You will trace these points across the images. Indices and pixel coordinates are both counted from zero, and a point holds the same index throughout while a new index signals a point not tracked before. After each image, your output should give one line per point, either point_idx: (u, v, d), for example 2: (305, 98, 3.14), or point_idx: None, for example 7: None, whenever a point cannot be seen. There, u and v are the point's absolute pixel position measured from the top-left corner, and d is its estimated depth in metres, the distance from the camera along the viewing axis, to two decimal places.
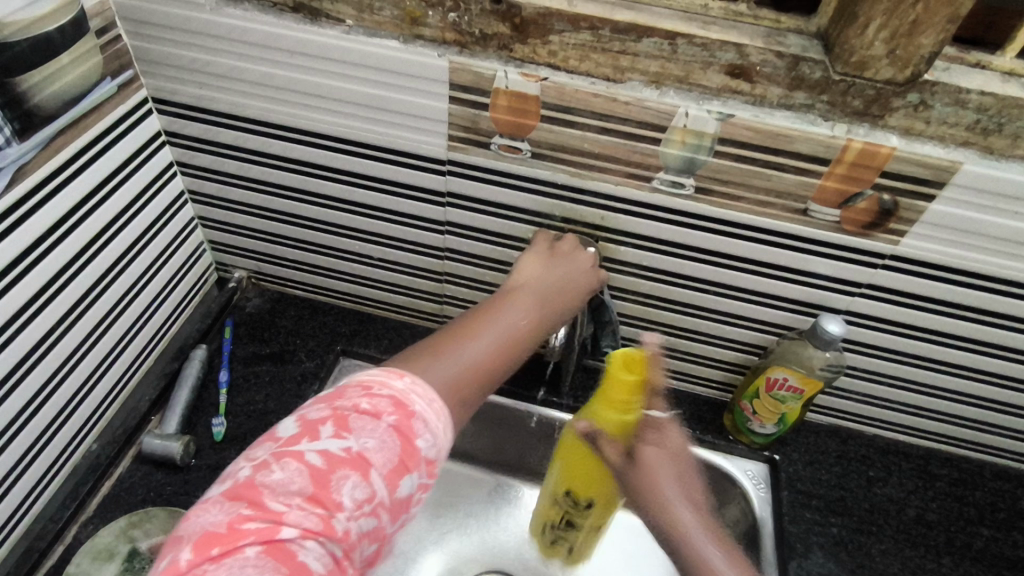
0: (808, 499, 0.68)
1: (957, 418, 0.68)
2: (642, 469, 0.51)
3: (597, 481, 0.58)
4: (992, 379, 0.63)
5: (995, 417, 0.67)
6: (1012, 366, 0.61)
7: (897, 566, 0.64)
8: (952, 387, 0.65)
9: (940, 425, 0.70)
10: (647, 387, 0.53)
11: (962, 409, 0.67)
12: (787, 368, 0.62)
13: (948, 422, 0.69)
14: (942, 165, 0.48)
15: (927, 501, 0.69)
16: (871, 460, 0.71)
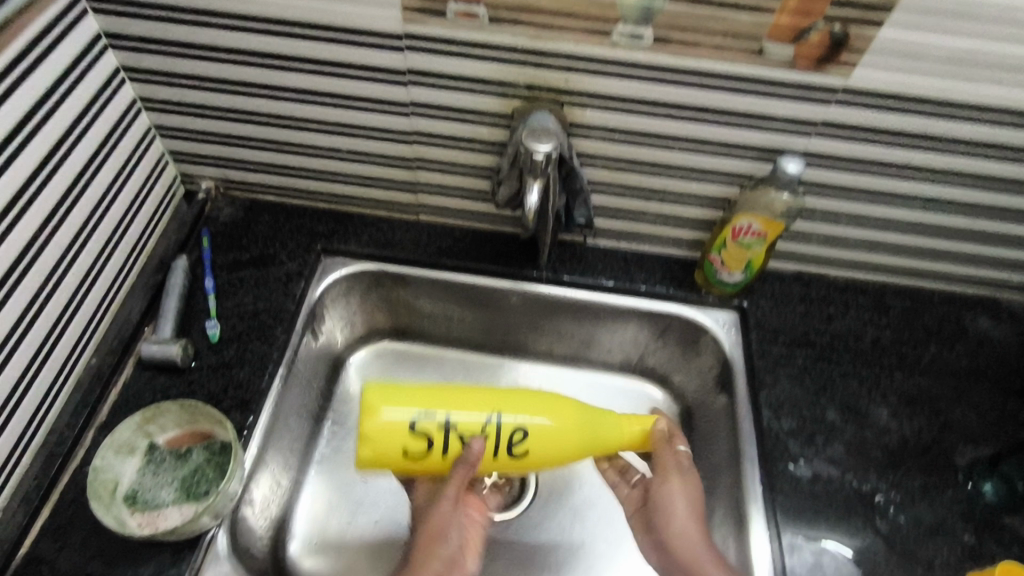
0: (775, 338, 0.73)
1: (908, 249, 0.73)
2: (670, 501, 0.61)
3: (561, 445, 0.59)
4: (940, 207, 0.67)
5: (943, 245, 0.72)
6: (959, 192, 0.65)
7: (856, 386, 0.70)
8: (904, 219, 0.69)
9: (893, 259, 0.75)
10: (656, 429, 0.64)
11: (913, 240, 0.72)
12: (752, 214, 0.65)
13: (901, 255, 0.74)
14: None
15: (881, 327, 0.75)
16: (831, 298, 0.77)
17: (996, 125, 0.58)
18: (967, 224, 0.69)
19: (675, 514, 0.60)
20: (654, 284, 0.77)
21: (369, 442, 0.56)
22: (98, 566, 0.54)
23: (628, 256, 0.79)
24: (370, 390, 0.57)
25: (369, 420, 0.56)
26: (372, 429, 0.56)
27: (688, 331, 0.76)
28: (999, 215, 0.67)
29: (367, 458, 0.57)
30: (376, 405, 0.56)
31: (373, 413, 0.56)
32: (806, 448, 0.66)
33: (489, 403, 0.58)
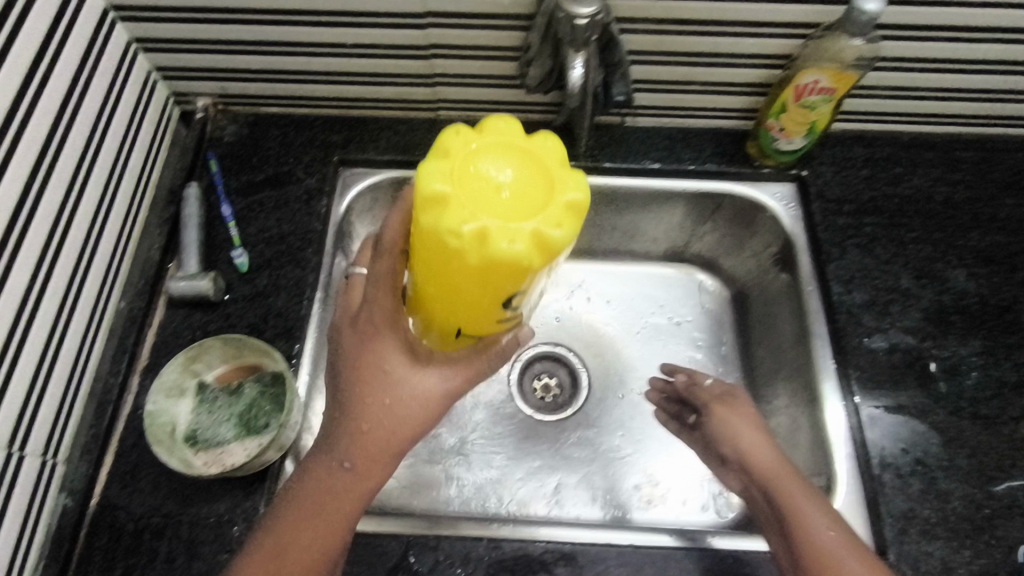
0: (839, 207, 0.68)
1: (986, 94, 0.66)
2: (728, 425, 0.59)
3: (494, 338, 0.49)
4: None
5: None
6: None
7: (929, 249, 0.66)
8: (987, 57, 0.61)
9: (968, 106, 0.68)
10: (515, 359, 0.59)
11: (993, 83, 0.64)
12: (819, 69, 0.58)
13: (978, 100, 0.67)
14: None
15: (954, 184, 0.69)
16: (897, 158, 0.71)
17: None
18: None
19: (740, 437, 0.58)
20: (703, 161, 0.71)
21: (508, 227, 0.33)
22: (173, 506, 0.53)
23: (671, 133, 0.72)
24: (549, 148, 0.36)
25: (515, 208, 0.34)
26: (487, 184, 0.35)
27: (741, 211, 0.72)
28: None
29: (468, 199, 0.34)
30: (535, 210, 0.34)
31: (541, 180, 0.35)
32: (881, 320, 0.62)
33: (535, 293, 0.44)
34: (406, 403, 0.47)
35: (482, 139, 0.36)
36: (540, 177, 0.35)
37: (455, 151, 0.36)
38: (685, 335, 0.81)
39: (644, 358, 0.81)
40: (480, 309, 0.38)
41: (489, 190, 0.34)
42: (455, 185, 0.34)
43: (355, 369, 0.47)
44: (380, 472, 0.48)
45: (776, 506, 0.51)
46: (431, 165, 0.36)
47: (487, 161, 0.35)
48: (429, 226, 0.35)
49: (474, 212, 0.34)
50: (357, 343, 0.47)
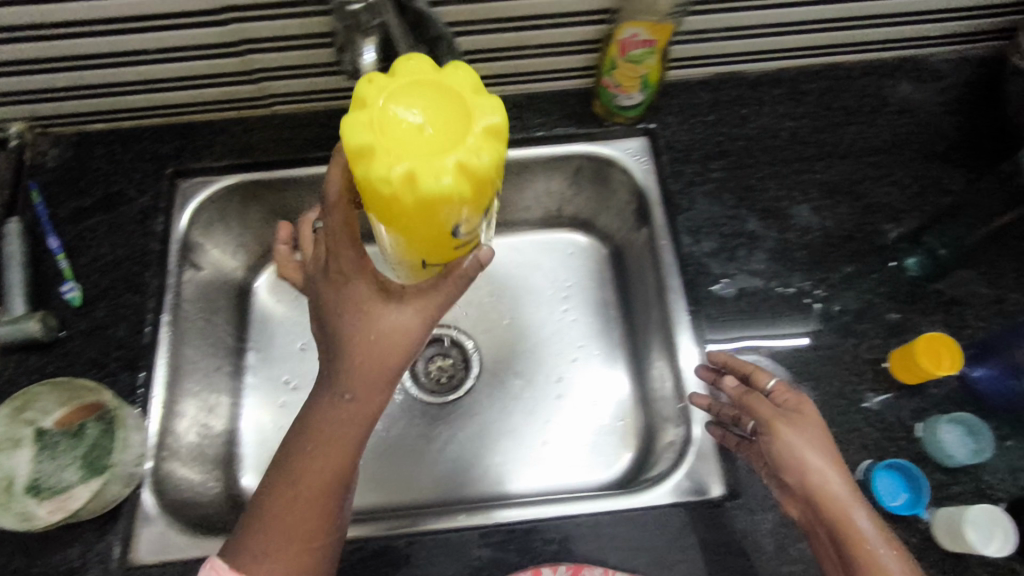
0: (687, 156, 0.68)
1: (818, 24, 0.65)
2: (792, 458, 0.48)
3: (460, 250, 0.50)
4: None
5: (855, 9, 0.64)
6: None
7: (775, 187, 0.66)
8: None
9: (804, 37, 0.67)
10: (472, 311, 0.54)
11: (821, 12, 0.64)
12: (637, 22, 0.57)
13: (814, 31, 0.66)
14: None
15: (798, 118, 0.69)
16: (744, 98, 0.70)
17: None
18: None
19: (810, 467, 0.47)
20: (551, 126, 0.69)
21: (433, 162, 0.37)
22: (20, 561, 0.52)
23: (518, 100, 0.70)
24: (457, 77, 0.39)
25: (434, 143, 0.37)
26: (404, 126, 0.38)
27: (601, 169, 0.71)
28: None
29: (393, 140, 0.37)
30: (455, 135, 0.38)
31: (455, 112, 0.38)
32: (729, 265, 0.63)
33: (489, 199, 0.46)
34: (385, 335, 0.45)
35: (391, 83, 0.39)
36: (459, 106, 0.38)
37: (374, 103, 0.38)
38: (570, 298, 0.82)
39: (532, 328, 0.81)
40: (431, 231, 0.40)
41: (412, 132, 0.37)
42: (375, 134, 0.37)
43: (339, 308, 0.47)
44: (382, 397, 0.47)
45: (849, 560, 0.44)
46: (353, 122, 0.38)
47: (399, 103, 0.38)
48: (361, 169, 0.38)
49: (400, 154, 0.37)
50: (325, 282, 0.48)
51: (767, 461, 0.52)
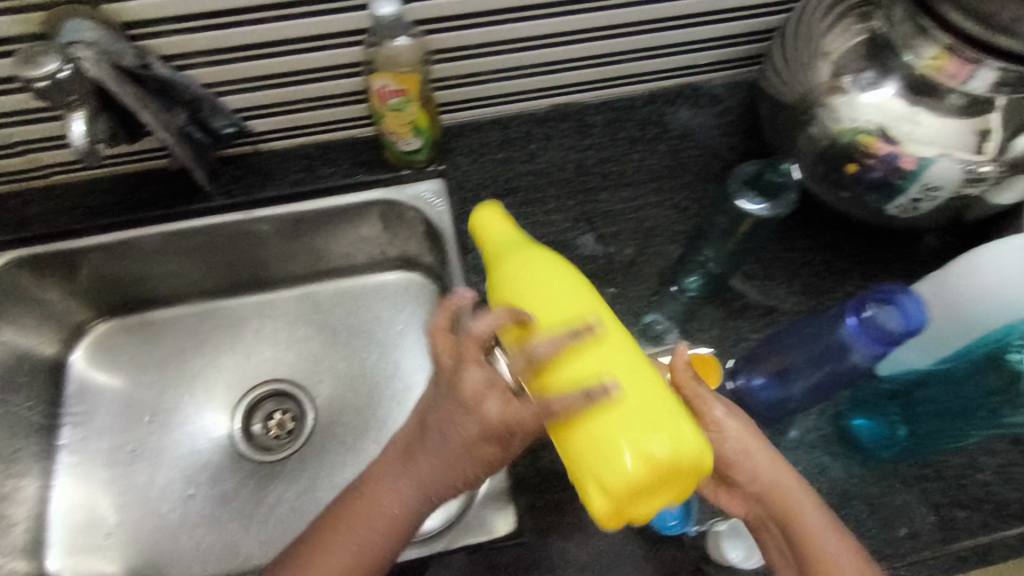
0: (475, 194, 0.69)
1: (593, 59, 0.66)
2: (743, 471, 0.48)
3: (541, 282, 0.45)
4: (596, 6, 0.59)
5: (627, 43, 0.65)
6: None
7: (561, 218, 0.68)
8: (563, 32, 0.61)
9: (583, 74, 0.69)
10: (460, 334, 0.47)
11: (592, 49, 0.65)
12: (383, 73, 0.57)
13: (586, 70, 0.68)
14: None
15: (584, 150, 0.72)
16: (533, 134, 0.72)
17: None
18: (632, 18, 0.62)
19: (761, 472, 0.48)
20: (340, 175, 0.70)
21: (642, 440, 0.35)
22: None
23: (310, 151, 0.70)
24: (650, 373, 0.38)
25: (560, 284, 0.43)
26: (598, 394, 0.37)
27: (390, 211, 0.71)
28: (659, 4, 0.61)
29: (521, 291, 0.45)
30: (632, 348, 0.40)
31: (627, 354, 0.39)
32: None
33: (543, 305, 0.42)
34: (453, 443, 0.46)
35: (592, 352, 0.39)
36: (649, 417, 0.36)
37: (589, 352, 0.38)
38: (406, 338, 0.84)
39: (366, 372, 0.82)
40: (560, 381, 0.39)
41: (617, 419, 0.36)
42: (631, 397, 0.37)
43: (436, 423, 0.46)
44: (451, 466, 0.47)
45: (807, 567, 0.47)
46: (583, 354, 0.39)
47: (594, 361, 0.38)
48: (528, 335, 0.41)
49: (606, 371, 0.38)
50: (442, 392, 0.46)
51: (720, 475, 0.51)
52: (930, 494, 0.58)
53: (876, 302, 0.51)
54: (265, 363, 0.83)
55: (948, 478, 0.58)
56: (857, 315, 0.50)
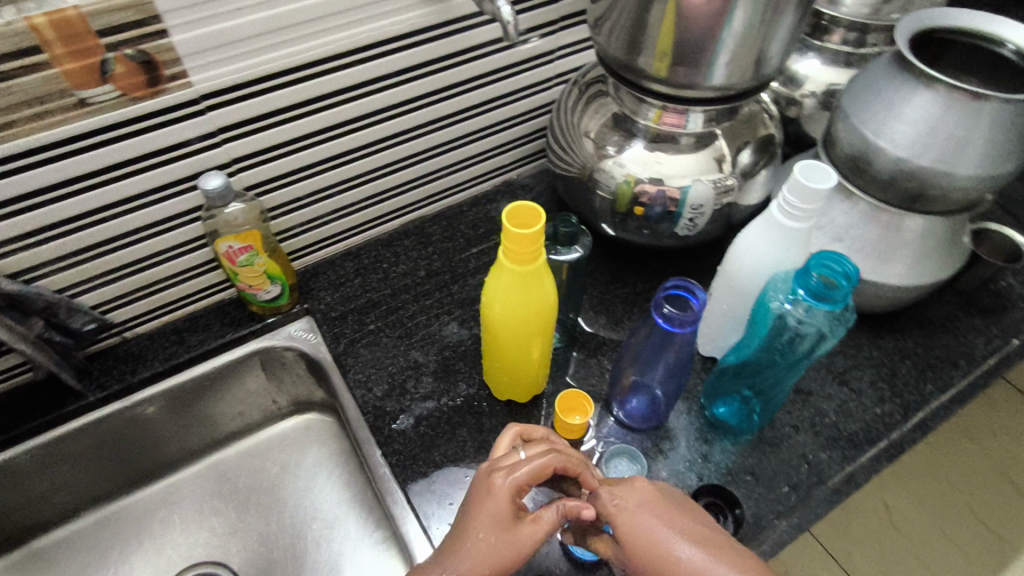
0: (343, 319, 0.76)
1: (411, 182, 0.80)
2: None
3: (518, 308, 0.56)
4: (395, 140, 0.73)
5: (433, 164, 0.80)
6: (394, 123, 0.72)
7: (425, 316, 0.76)
8: (376, 166, 0.75)
9: (409, 196, 0.82)
10: (490, 314, 0.58)
11: (406, 174, 0.78)
12: (226, 237, 0.65)
13: (412, 190, 0.81)
14: (143, 19, 0.51)
15: (430, 256, 0.82)
16: (382, 255, 0.82)
17: (365, 63, 0.65)
18: (430, 142, 0.77)
19: None
20: (211, 339, 0.74)
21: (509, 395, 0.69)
22: None
23: (177, 325, 0.74)
24: (545, 355, 0.63)
25: (538, 287, 0.54)
26: (509, 376, 0.64)
27: (269, 356, 0.75)
28: (455, 125, 0.77)
29: (508, 314, 0.56)
30: (544, 356, 0.63)
31: (542, 351, 0.62)
32: (402, 400, 0.69)
33: (504, 326, 0.58)
34: (495, 512, 0.48)
35: (520, 363, 0.62)
36: (527, 377, 0.64)
37: (518, 369, 0.63)
38: (317, 477, 0.84)
39: (285, 523, 0.81)
40: (497, 365, 0.64)
41: (516, 382, 0.65)
42: (521, 380, 0.65)
43: (469, 508, 0.49)
44: (489, 544, 0.47)
45: None
46: (510, 366, 0.62)
47: (518, 368, 0.63)
48: (495, 343, 0.61)
49: (510, 377, 0.64)
50: (481, 489, 0.49)
51: None
52: (795, 446, 0.66)
53: (671, 301, 0.55)
54: (175, 552, 0.79)
55: (804, 429, 0.68)
56: (660, 313, 0.54)
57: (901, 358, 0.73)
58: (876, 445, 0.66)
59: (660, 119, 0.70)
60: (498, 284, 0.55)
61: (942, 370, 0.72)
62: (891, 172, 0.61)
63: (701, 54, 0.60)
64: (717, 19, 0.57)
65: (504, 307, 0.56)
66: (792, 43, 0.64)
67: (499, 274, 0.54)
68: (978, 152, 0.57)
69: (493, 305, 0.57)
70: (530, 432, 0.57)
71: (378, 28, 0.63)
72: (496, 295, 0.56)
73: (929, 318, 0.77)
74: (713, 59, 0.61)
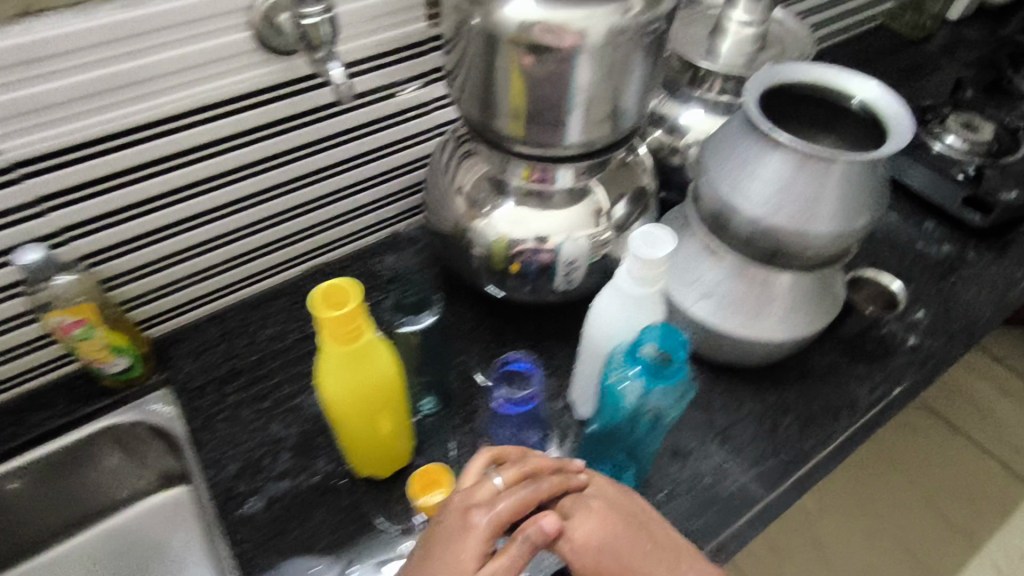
0: (202, 390, 0.71)
1: (283, 240, 0.75)
2: None
3: (359, 386, 0.52)
4: (257, 199, 0.69)
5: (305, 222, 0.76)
6: (253, 182, 0.68)
7: (291, 384, 0.71)
8: (240, 226, 0.70)
9: (282, 254, 0.78)
10: (329, 402, 0.53)
11: (275, 233, 0.74)
12: (56, 311, 0.60)
13: (286, 248, 0.76)
14: None
15: (303, 317, 0.78)
16: (252, 318, 0.77)
17: (209, 123, 0.61)
18: (298, 200, 0.73)
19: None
20: (53, 418, 0.68)
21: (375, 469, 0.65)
22: None
23: (16, 403, 0.69)
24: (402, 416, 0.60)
25: (375, 358, 0.52)
26: (370, 450, 0.60)
27: (120, 435, 0.70)
28: (325, 180, 0.73)
29: (349, 395, 0.53)
30: (400, 417, 0.60)
31: (397, 414, 0.59)
32: (254, 480, 0.64)
33: (349, 408, 0.54)
34: (470, 553, 0.46)
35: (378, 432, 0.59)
36: (390, 443, 0.61)
37: (376, 440, 0.60)
38: None
39: None
40: (351, 446, 0.60)
41: (379, 452, 0.62)
42: (383, 449, 0.61)
43: (444, 538, 0.47)
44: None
45: None
46: (368, 439, 0.59)
47: (377, 437, 0.60)
48: (344, 426, 0.56)
49: (371, 450, 0.61)
50: (458, 524, 0.47)
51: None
52: (668, 514, 0.63)
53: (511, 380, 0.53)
54: None
55: (679, 493, 0.65)
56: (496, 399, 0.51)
57: (782, 411, 0.71)
58: (748, 509, 0.64)
59: (530, 177, 0.67)
60: (329, 372, 0.51)
61: (821, 424, 0.70)
62: (749, 232, 0.59)
63: (548, 112, 0.59)
64: (558, 78, 0.56)
65: (343, 390, 0.52)
66: (647, 99, 0.63)
67: (327, 360, 0.50)
68: (834, 210, 0.56)
69: (330, 393, 0.52)
70: (502, 454, 0.54)
71: (217, 87, 0.59)
72: (330, 384, 0.52)
73: (812, 369, 0.75)
74: (564, 117, 0.59)
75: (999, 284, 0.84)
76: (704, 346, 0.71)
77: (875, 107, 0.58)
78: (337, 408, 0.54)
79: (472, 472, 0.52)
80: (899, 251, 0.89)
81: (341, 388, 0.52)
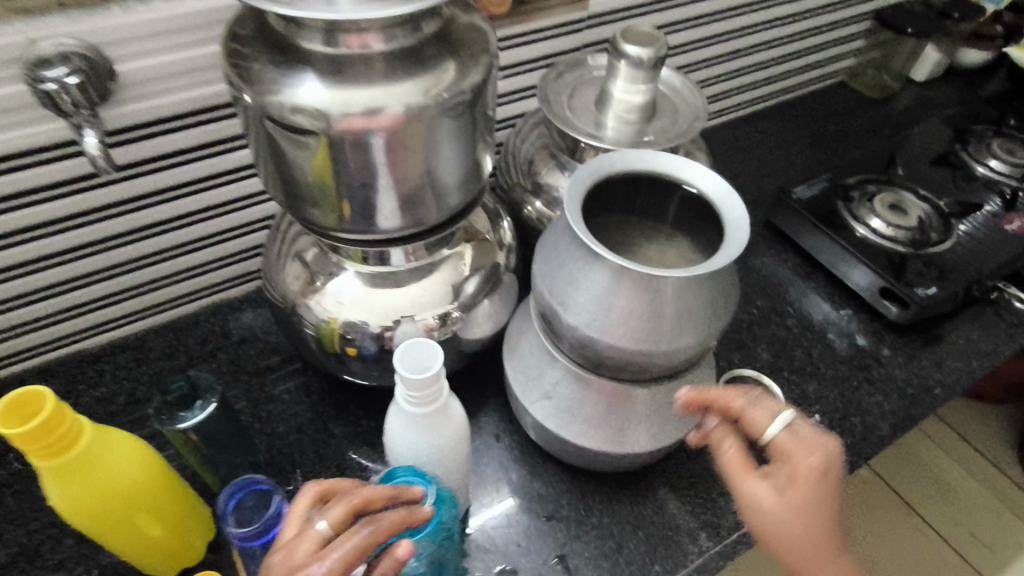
0: (5, 456, 0.65)
1: (123, 292, 0.71)
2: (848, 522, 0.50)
3: (103, 491, 0.46)
4: (85, 252, 0.65)
5: (148, 275, 0.71)
6: (76, 235, 0.64)
7: None
8: (66, 279, 0.66)
9: (124, 307, 0.73)
10: (76, 518, 0.47)
11: (113, 286, 0.70)
12: None
13: (122, 302, 0.72)
14: None
15: (137, 377, 0.72)
16: (83, 373, 0.72)
17: (9, 174, 0.57)
18: (132, 254, 0.69)
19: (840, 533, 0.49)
20: None
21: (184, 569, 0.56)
22: None
23: None
24: (190, 507, 0.54)
25: (112, 452, 0.47)
26: (164, 551, 0.53)
27: None
28: (162, 236, 0.69)
29: (96, 503, 0.46)
30: (187, 509, 0.54)
31: (182, 507, 0.53)
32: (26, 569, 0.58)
33: (104, 516, 0.47)
34: None
35: (164, 532, 0.52)
36: (186, 538, 0.54)
37: (166, 541, 0.53)
38: None
39: None
40: (137, 554, 0.52)
41: (179, 550, 0.54)
42: (181, 546, 0.54)
43: None
44: None
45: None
46: (155, 541, 0.52)
47: (167, 536, 0.52)
48: (114, 536, 0.49)
49: (165, 551, 0.53)
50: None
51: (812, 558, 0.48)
52: None
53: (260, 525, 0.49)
54: None
55: None
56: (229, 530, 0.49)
57: (631, 528, 0.64)
58: None
59: (361, 255, 0.61)
60: (58, 488, 0.45)
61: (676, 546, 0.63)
62: (574, 345, 0.53)
63: (358, 197, 0.53)
64: (356, 157, 0.50)
65: (82, 501, 0.46)
66: (473, 173, 0.58)
67: (50, 476, 0.44)
68: (670, 327, 0.49)
69: (69, 509, 0.46)
70: (330, 489, 0.47)
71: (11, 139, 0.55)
72: (66, 499, 0.45)
73: (680, 477, 0.68)
74: (374, 200, 0.53)
75: (908, 392, 0.76)
76: (548, 448, 0.64)
77: (711, 197, 0.53)
78: (90, 520, 0.47)
79: (297, 514, 0.46)
80: (808, 342, 0.81)
81: (80, 501, 0.45)
